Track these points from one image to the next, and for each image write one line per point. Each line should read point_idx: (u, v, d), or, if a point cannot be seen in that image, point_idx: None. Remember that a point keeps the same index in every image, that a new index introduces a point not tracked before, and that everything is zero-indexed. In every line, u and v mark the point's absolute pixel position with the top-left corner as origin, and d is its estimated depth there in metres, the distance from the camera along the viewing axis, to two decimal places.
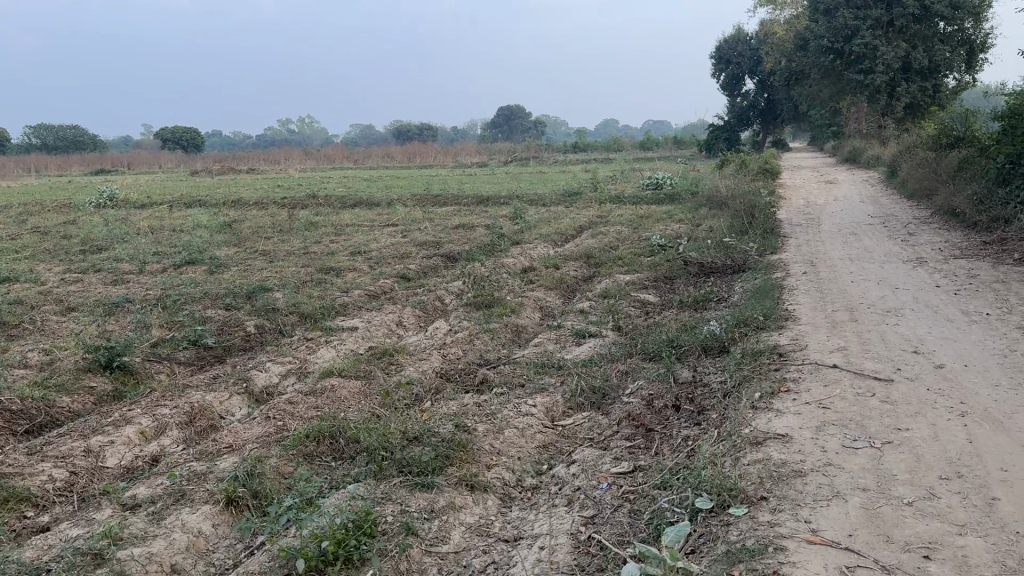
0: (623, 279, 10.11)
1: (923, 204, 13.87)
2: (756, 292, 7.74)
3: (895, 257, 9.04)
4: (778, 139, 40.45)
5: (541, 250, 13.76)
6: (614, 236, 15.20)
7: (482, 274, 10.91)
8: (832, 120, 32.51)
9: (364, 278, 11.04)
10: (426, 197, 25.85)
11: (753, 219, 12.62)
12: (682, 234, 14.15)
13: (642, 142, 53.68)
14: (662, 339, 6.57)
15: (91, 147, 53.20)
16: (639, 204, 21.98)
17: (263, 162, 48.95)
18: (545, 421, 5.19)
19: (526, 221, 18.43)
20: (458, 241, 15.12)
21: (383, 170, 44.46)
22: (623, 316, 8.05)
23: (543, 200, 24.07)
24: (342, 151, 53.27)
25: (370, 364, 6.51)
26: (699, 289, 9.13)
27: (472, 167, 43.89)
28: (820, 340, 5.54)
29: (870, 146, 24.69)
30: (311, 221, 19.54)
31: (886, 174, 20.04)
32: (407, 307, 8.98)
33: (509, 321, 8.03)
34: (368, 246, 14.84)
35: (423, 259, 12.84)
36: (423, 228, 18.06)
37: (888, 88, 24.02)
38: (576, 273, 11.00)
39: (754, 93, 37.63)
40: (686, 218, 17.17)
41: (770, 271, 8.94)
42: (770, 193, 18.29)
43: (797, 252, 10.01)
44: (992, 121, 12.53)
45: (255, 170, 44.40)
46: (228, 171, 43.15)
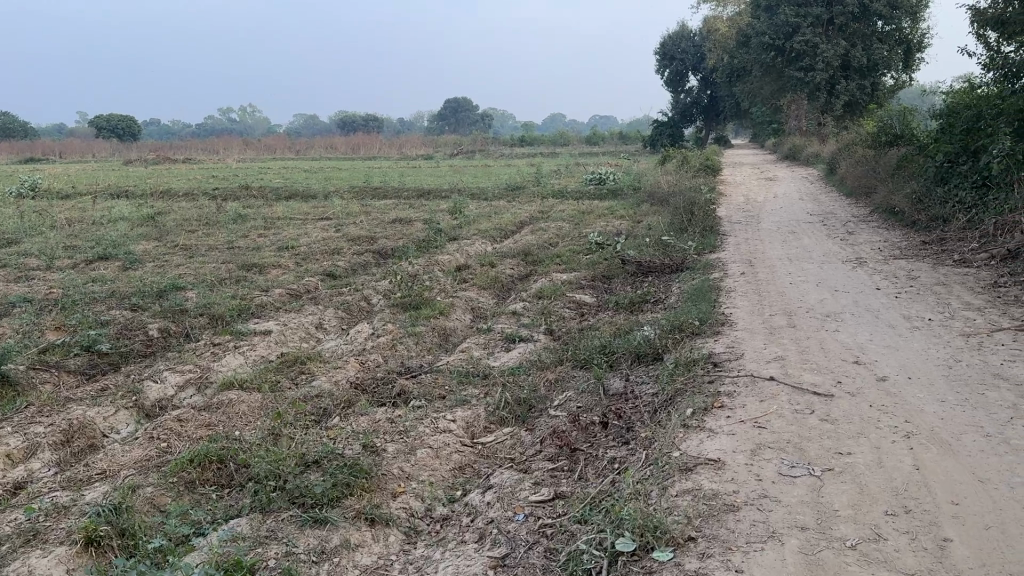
0: (560, 277, 9.73)
1: (862, 202, 13.82)
2: (694, 293, 7.42)
3: (834, 257, 8.83)
4: (721, 135, 40.67)
5: (478, 246, 13.32)
6: (554, 232, 14.85)
7: (414, 272, 10.42)
8: (773, 117, 32.75)
9: (288, 276, 10.45)
10: (365, 190, 25.16)
11: (693, 216, 12.39)
12: (622, 230, 13.89)
13: (588, 137, 53.65)
14: (594, 344, 6.20)
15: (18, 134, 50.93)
16: (581, 199, 21.69)
17: (200, 152, 47.50)
18: (464, 438, 4.75)
19: (465, 215, 17.97)
20: (392, 236, 14.60)
21: (324, 161, 43.46)
22: (557, 319, 7.65)
23: (485, 194, 23.64)
24: (283, 141, 52.00)
25: (277, 373, 6.01)
26: (637, 289, 8.79)
27: (417, 160, 43.23)
28: (759, 348, 5.21)
29: (809, 144, 24.86)
30: (241, 214, 18.79)
31: (825, 172, 20.10)
32: (328, 308, 8.45)
33: (436, 323, 7.57)
34: (298, 241, 14.21)
35: (353, 255, 12.29)
36: (358, 222, 17.46)
37: (827, 86, 24.16)
38: (512, 271, 10.59)
39: (698, 89, 37.75)
40: (628, 214, 16.93)
41: (708, 271, 8.65)
42: (712, 189, 18.16)
43: (736, 251, 9.76)
44: (929, 120, 12.51)
45: (191, 160, 43.01)
46: (163, 160, 41.70)
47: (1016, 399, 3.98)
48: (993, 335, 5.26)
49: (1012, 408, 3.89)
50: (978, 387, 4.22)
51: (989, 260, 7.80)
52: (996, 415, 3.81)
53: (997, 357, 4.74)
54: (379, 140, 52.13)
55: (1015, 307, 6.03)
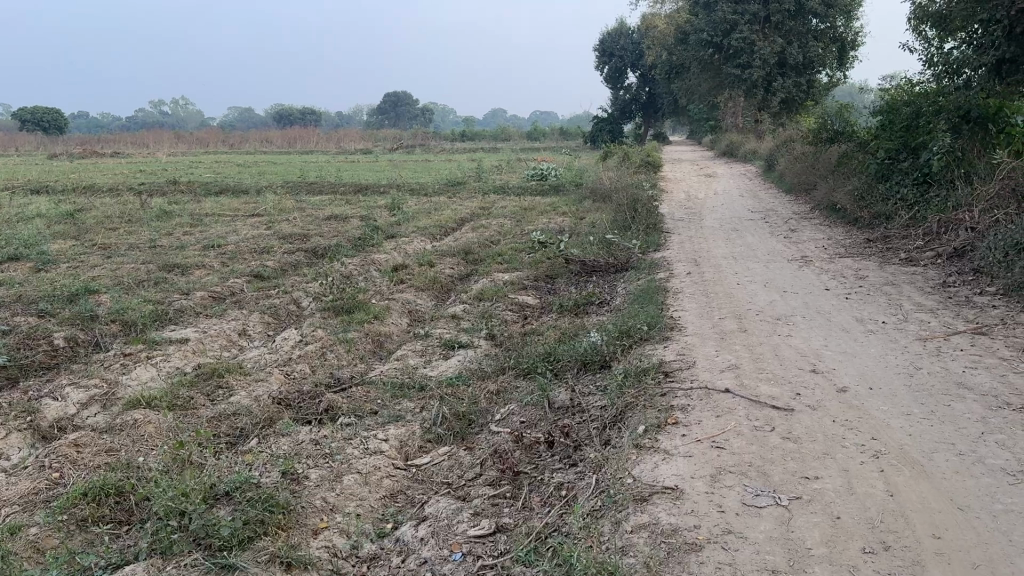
0: (501, 278, 9.35)
1: (802, 199, 13.81)
2: (640, 295, 7.13)
3: (780, 256, 8.66)
4: (659, 131, 40.85)
5: (416, 244, 12.88)
6: (495, 229, 14.47)
7: (347, 272, 9.92)
8: (711, 114, 32.99)
9: (212, 279, 9.84)
10: (300, 185, 24.39)
11: (636, 213, 12.16)
12: (564, 228, 13.59)
13: (529, 132, 53.39)
14: (537, 352, 5.83)
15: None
16: (522, 195, 21.38)
17: (128, 145, 45.74)
18: (396, 460, 4.33)
19: (403, 212, 17.46)
20: (326, 234, 14.04)
21: (258, 155, 42.26)
22: (498, 323, 7.27)
23: (424, 189, 23.14)
24: (216, 134, 50.44)
25: (192, 389, 5.50)
26: (581, 290, 8.47)
27: (356, 154, 42.40)
28: (711, 355, 4.91)
29: (747, 141, 25.01)
30: (166, 211, 17.94)
31: (763, 168, 20.19)
32: (253, 313, 7.91)
33: (369, 329, 7.11)
34: (226, 240, 13.53)
35: (284, 254, 11.72)
36: (291, 219, 16.82)
37: (764, 83, 24.33)
38: (451, 271, 10.18)
39: (637, 86, 37.81)
40: (570, 212, 16.65)
41: (654, 271, 8.39)
42: (653, 185, 18.02)
43: (681, 250, 9.54)
44: (868, 116, 12.52)
45: (119, 153, 41.37)
46: (89, 154, 40.03)
47: (985, 411, 3.76)
48: (949, 339, 5.08)
49: (982, 421, 3.66)
50: (943, 397, 3.99)
51: (935, 259, 7.71)
52: (965, 430, 3.58)
53: (957, 363, 4.54)
54: (315, 134, 50.97)
55: (966, 308, 5.89)
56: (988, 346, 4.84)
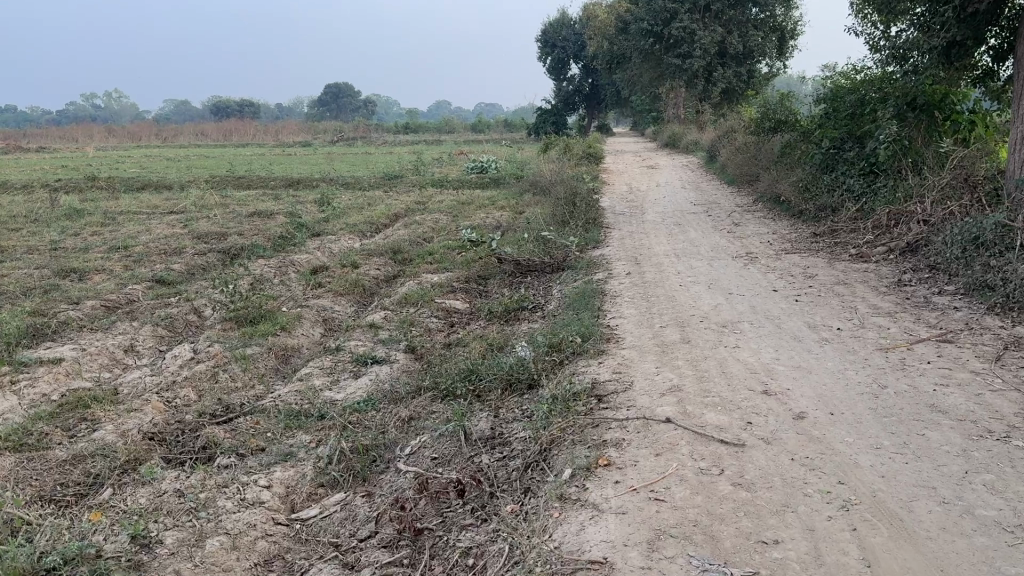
0: (429, 280, 8.64)
1: (745, 191, 13.39)
2: (575, 299, 6.51)
3: (724, 252, 8.14)
4: (603, 122, 40.49)
5: (343, 243, 12.07)
6: (429, 226, 13.75)
7: (261, 276, 9.09)
8: (652, 105, 32.71)
9: (109, 285, 8.91)
10: (228, 180, 23.26)
11: (575, 207, 11.56)
12: (501, 224, 12.94)
13: (473, 124, 52.63)
14: (457, 367, 5.15)
15: None
16: (461, 188, 20.67)
17: (55, 139, 43.66)
18: (277, 515, 3.61)
19: (333, 207, 16.60)
20: (247, 232, 13.14)
21: (190, 149, 40.65)
22: (419, 332, 6.56)
23: (360, 183, 22.25)
24: (148, 128, 48.52)
25: (50, 421, 4.69)
26: (513, 294, 7.82)
27: (294, 147, 41.13)
28: (650, 373, 4.29)
29: (689, 132, 24.68)
30: (78, 209, 16.75)
31: (706, 159, 19.83)
32: (146, 327, 7.05)
33: (274, 342, 6.34)
34: (136, 242, 12.54)
35: (196, 255, 10.82)
36: (213, 216, 15.84)
37: (705, 73, 24.01)
38: (376, 271, 9.43)
39: (579, 77, 37.42)
40: (509, 206, 16.00)
41: (591, 271, 7.77)
42: (594, 177, 17.48)
43: (620, 247, 8.96)
44: (811, 104, 12.12)
45: (45, 148, 39.38)
46: (13, 149, 38.04)
47: (965, 443, 3.23)
48: (914, 348, 4.57)
49: (963, 457, 3.12)
50: (915, 425, 3.45)
51: (887, 255, 7.27)
52: (946, 469, 3.03)
53: (927, 380, 4.02)
54: (252, 126, 49.40)
55: (927, 310, 5.41)
56: (957, 357, 4.34)
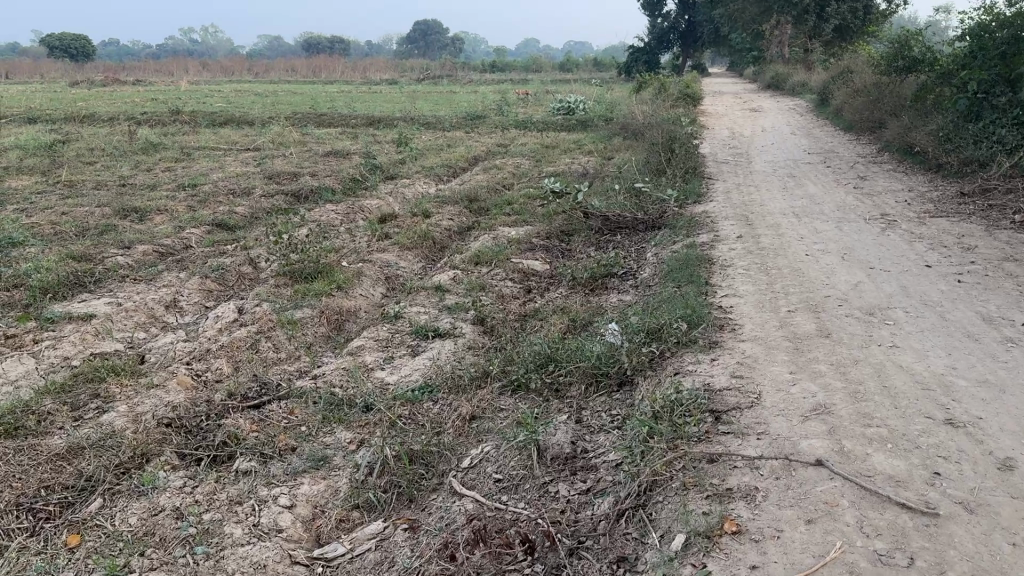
0: (506, 236, 7.77)
1: (866, 140, 11.88)
2: (676, 268, 5.51)
3: (853, 213, 6.94)
4: (698, 62, 38.29)
5: (417, 189, 11.26)
6: (510, 171, 12.83)
7: (325, 225, 8.35)
8: (754, 44, 30.49)
9: (166, 227, 8.34)
10: (309, 116, 22.76)
11: (672, 154, 10.41)
12: (588, 172, 11.92)
13: (561, 63, 50.90)
14: (533, 350, 4.26)
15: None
16: (546, 130, 19.54)
17: (152, 73, 44.28)
18: (296, 550, 2.85)
19: (411, 148, 15.85)
20: (319, 173, 12.49)
21: (278, 84, 40.58)
22: (491, 300, 5.69)
23: (441, 123, 21.38)
24: (239, 62, 48.76)
25: (59, 397, 4.03)
26: (600, 256, 6.86)
27: (381, 85, 40.50)
28: (783, 383, 3.31)
29: (794, 73, 22.77)
30: (157, 143, 16.44)
31: (815, 104, 18.09)
32: (194, 278, 6.40)
33: (328, 304, 5.57)
34: (206, 180, 12.05)
35: (263, 197, 10.19)
36: (288, 155, 15.26)
37: (816, 9, 21.90)
38: (449, 222, 8.58)
39: (675, 14, 35.29)
40: (596, 151, 14.91)
41: (693, 233, 6.73)
42: (690, 121, 16.09)
43: (725, 203, 7.85)
44: (950, 39, 10.49)
45: (141, 81, 39.97)
46: (111, 82, 38.73)
47: None
48: None
49: None
50: None
51: None
52: None
53: None
54: (339, 62, 49.05)
55: None
56: None
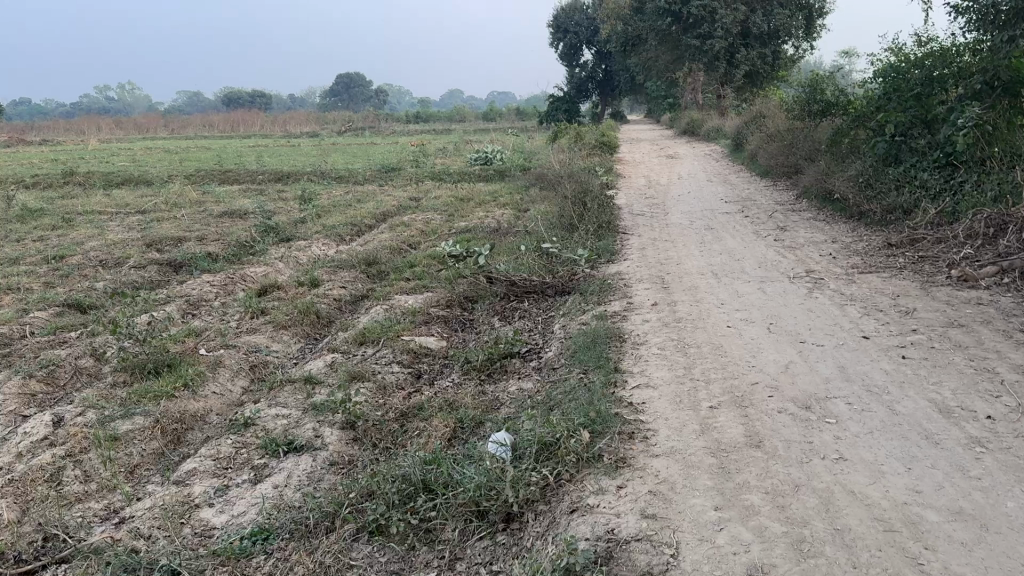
0: (400, 308, 6.91)
1: (784, 185, 11.49)
2: (582, 348, 4.72)
3: (777, 271, 6.33)
4: (616, 109, 38.51)
5: (313, 251, 10.30)
6: (418, 229, 12.01)
7: (195, 304, 7.35)
8: (669, 91, 30.71)
9: (6, 312, 7.20)
10: (214, 173, 21.58)
11: (585, 208, 9.77)
12: (500, 228, 11.20)
13: (483, 113, 50.79)
14: (398, 472, 3.38)
15: None
16: (462, 182, 18.90)
17: (59, 131, 42.37)
18: None
19: (316, 206, 14.92)
20: (208, 237, 11.44)
21: (190, 140, 39.17)
22: (368, 393, 4.79)
23: (354, 177, 20.52)
24: (152, 119, 47.15)
25: None
26: (503, 330, 6.05)
27: (300, 138, 39.47)
28: (709, 530, 2.53)
29: (709, 118, 22.75)
30: (36, 208, 15.11)
31: (730, 148, 17.92)
32: (13, 377, 5.32)
33: (166, 410, 4.61)
34: (78, 250, 10.85)
35: (133, 269, 9.09)
36: (180, 217, 14.12)
37: (727, 55, 22.00)
38: (339, 291, 7.66)
39: (592, 63, 35.46)
40: (511, 204, 14.25)
41: (605, 301, 5.99)
42: (607, 170, 15.61)
43: (640, 262, 7.16)
44: (862, 82, 10.20)
45: (48, 141, 38.11)
46: (17, 142, 36.83)
47: None
48: None
49: None
50: None
51: (1001, 279, 5.40)
52: None
53: None
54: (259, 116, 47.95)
55: None
56: None
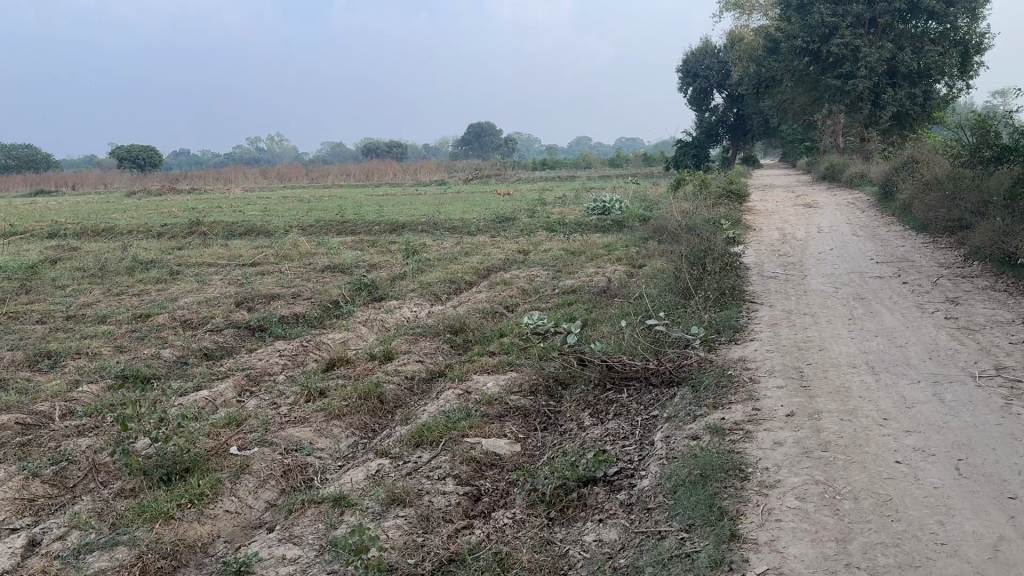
0: (476, 392, 5.85)
1: (946, 244, 9.75)
2: (690, 483, 3.51)
3: (954, 369, 4.85)
4: (748, 155, 36.60)
5: (402, 313, 9.46)
6: (521, 288, 10.98)
7: (256, 380, 6.58)
8: (806, 134, 28.72)
9: (59, 382, 6.66)
10: (332, 223, 21.48)
11: (706, 270, 8.46)
12: (610, 289, 10.02)
13: (611, 159, 49.77)
14: None
15: (31, 167, 49.31)
16: (578, 234, 17.85)
17: (208, 180, 44.64)
18: None
19: (422, 261, 14.22)
20: (299, 295, 10.86)
21: (324, 190, 40.18)
22: (406, 524, 3.75)
23: (467, 227, 19.88)
24: (292, 167, 48.98)
25: None
26: (592, 433, 4.88)
27: (427, 187, 39.76)
28: None
29: (851, 164, 20.79)
30: (151, 260, 15.17)
31: (877, 197, 16.04)
32: (15, 474, 4.63)
33: (156, 540, 3.81)
34: (170, 307, 10.45)
35: (209, 332, 8.51)
36: (284, 270, 13.73)
37: (871, 96, 20.08)
38: (413, 366, 6.69)
39: (723, 108, 33.89)
40: (627, 260, 13.05)
41: (722, 402, 4.71)
42: (735, 223, 14.15)
43: (769, 346, 5.81)
44: None
45: (196, 190, 40.03)
46: (167, 190, 39.01)
47: None
48: None
49: None
50: None
51: None
52: None
53: None
54: (393, 165, 48.96)
55: None
56: None
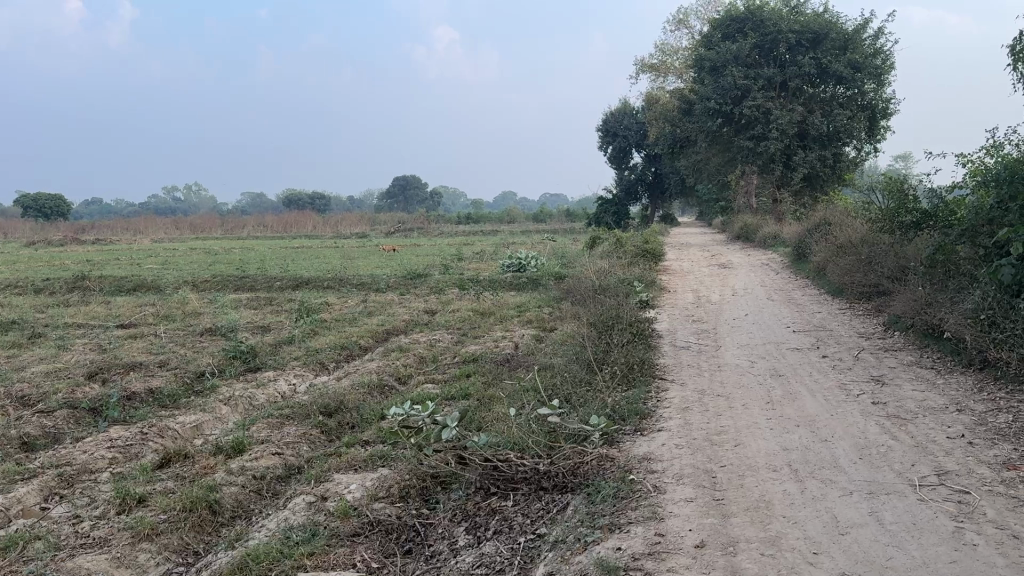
0: (330, 497, 4.84)
1: (864, 311, 9.27)
2: None
3: (889, 475, 4.11)
4: (666, 214, 36.79)
5: (277, 387, 8.33)
6: (418, 355, 10.00)
7: (69, 480, 5.41)
8: (720, 194, 28.90)
9: None
10: (232, 279, 20.08)
11: (614, 341, 7.67)
12: (512, 359, 9.14)
13: (532, 215, 49.54)
14: None
15: None
16: (491, 293, 17.02)
17: (113, 230, 42.32)
18: None
19: (316, 322, 13.08)
20: (164, 364, 9.59)
21: (236, 242, 38.44)
22: None
23: (375, 285, 18.81)
24: (206, 218, 46.99)
25: None
26: (462, 560, 3.92)
27: (344, 240, 38.55)
28: None
29: (764, 224, 20.72)
30: (12, 320, 13.56)
31: (790, 258, 15.79)
32: None
33: None
34: (7, 380, 9.04)
35: (38, 413, 7.23)
36: (161, 333, 12.38)
37: (783, 158, 20.13)
38: (266, 460, 5.64)
39: (641, 166, 34.00)
40: (537, 322, 12.24)
41: (619, 520, 3.83)
42: (648, 284, 13.55)
43: (679, 439, 5.00)
44: (966, 185, 8.04)
45: (98, 241, 37.73)
46: (68, 242, 36.67)
47: None
48: None
49: None
50: None
51: None
52: None
53: None
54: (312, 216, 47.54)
55: None
56: None
